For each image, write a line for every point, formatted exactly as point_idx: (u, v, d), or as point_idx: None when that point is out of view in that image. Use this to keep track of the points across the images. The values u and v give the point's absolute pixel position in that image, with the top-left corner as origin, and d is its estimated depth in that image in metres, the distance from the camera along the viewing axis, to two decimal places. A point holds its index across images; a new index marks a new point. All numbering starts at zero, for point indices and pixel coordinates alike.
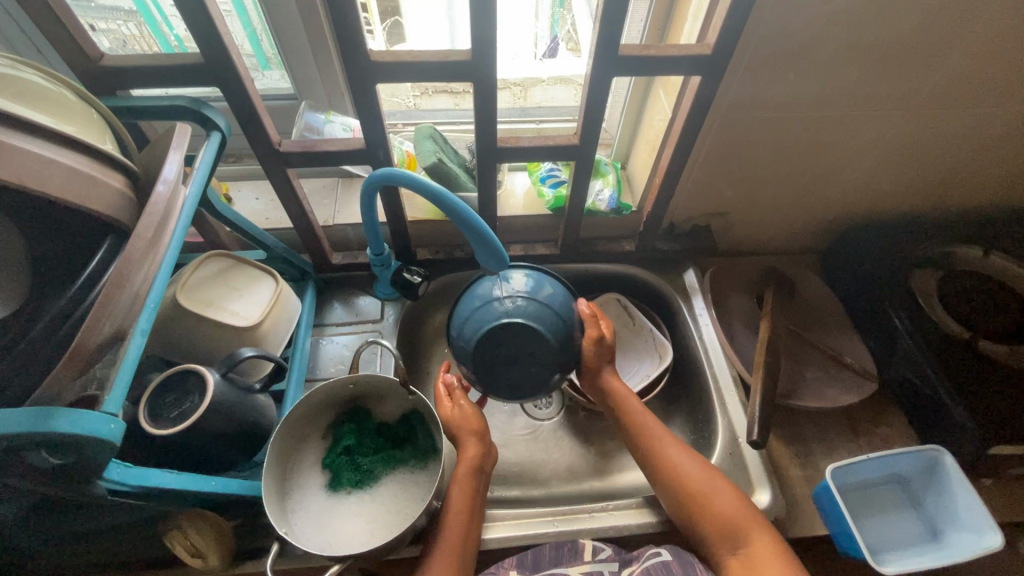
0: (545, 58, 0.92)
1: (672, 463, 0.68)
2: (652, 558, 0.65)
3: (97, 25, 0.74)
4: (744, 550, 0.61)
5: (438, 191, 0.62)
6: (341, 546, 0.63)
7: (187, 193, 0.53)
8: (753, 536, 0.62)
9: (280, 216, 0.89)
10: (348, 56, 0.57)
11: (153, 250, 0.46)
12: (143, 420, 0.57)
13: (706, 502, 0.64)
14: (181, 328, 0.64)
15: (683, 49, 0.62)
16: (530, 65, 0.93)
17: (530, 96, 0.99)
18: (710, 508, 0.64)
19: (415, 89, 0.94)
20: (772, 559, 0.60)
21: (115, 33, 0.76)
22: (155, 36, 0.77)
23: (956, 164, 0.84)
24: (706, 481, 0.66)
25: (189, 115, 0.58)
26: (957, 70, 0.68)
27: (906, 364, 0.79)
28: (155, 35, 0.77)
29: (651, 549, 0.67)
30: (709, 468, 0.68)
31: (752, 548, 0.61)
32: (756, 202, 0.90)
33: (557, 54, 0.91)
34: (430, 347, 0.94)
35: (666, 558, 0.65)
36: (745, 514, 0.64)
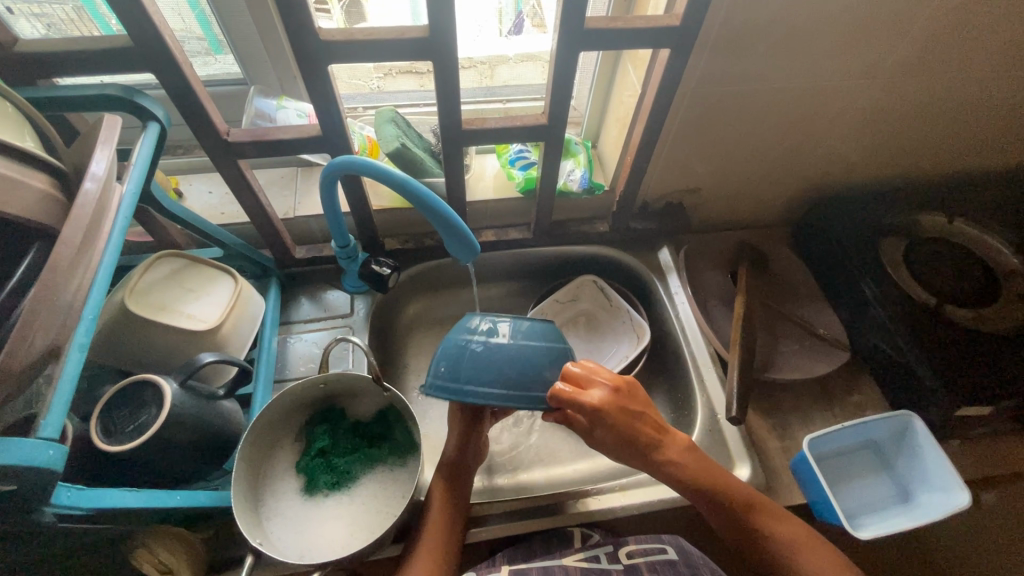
0: (510, 35, 0.87)
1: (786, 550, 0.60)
2: (657, 554, 0.65)
3: (27, 9, 0.67)
4: None
5: (402, 179, 0.59)
6: (320, 550, 0.62)
7: (124, 190, 0.48)
8: None
9: (236, 210, 0.84)
10: (296, 36, 0.53)
11: (86, 258, 0.42)
12: (96, 437, 0.53)
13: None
14: (133, 336, 0.60)
15: (651, 21, 0.60)
16: (495, 42, 0.88)
17: (496, 75, 0.94)
18: None
19: (378, 70, 0.88)
20: None
21: (49, 17, 0.69)
22: (95, 21, 0.71)
23: (922, 132, 0.84)
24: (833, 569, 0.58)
25: (122, 105, 0.53)
26: (924, 36, 0.68)
27: (878, 338, 0.81)
28: (95, 19, 0.70)
29: (656, 544, 0.66)
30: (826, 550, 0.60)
31: None
32: (728, 177, 0.89)
33: (522, 31, 0.87)
34: (405, 339, 0.91)
35: (672, 557, 0.65)
36: None
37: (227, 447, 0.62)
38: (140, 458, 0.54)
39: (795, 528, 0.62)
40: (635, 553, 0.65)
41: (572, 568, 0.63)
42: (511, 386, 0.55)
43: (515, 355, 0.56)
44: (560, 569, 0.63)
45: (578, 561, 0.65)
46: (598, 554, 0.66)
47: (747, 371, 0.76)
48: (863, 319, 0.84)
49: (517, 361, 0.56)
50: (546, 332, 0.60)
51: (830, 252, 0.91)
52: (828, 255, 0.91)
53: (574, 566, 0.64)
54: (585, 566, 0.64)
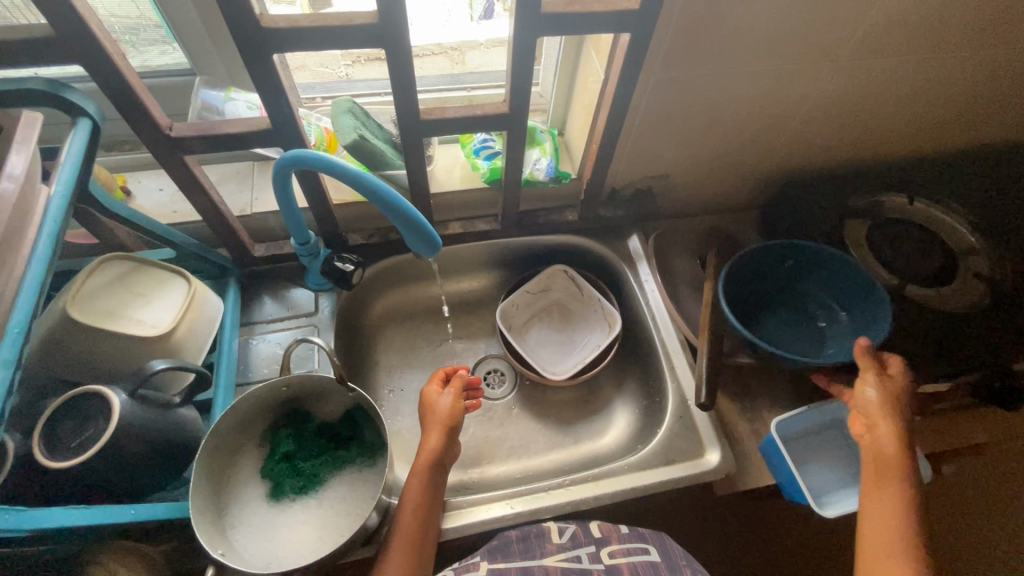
0: (481, 20, 0.84)
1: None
2: (640, 555, 0.67)
3: None
4: None
5: (356, 171, 0.57)
6: (289, 555, 0.60)
7: (51, 192, 0.45)
8: None
9: (188, 208, 0.80)
10: (231, 23, 0.49)
11: (5, 266, 0.39)
12: (38, 454, 0.50)
13: None
14: (75, 345, 0.57)
15: (609, 5, 0.58)
16: (466, 28, 0.85)
17: (466, 61, 0.92)
18: None
19: (347, 57, 0.84)
20: None
21: None
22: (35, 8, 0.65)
23: (885, 114, 0.85)
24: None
25: (46, 100, 0.49)
26: (883, 18, 0.67)
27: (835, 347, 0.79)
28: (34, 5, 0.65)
29: (639, 544, 0.69)
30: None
31: None
32: (694, 163, 0.89)
33: (494, 16, 0.84)
34: (373, 335, 0.89)
35: (655, 558, 0.67)
36: None
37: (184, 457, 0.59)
38: (89, 474, 0.51)
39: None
40: (617, 554, 0.67)
41: (552, 570, 0.65)
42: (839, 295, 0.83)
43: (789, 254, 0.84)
44: (540, 570, 0.65)
45: (558, 561, 0.66)
46: (580, 555, 0.67)
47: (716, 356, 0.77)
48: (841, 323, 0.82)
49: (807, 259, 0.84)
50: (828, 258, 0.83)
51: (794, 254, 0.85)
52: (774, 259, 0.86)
53: (554, 567, 0.65)
54: (565, 566, 0.66)
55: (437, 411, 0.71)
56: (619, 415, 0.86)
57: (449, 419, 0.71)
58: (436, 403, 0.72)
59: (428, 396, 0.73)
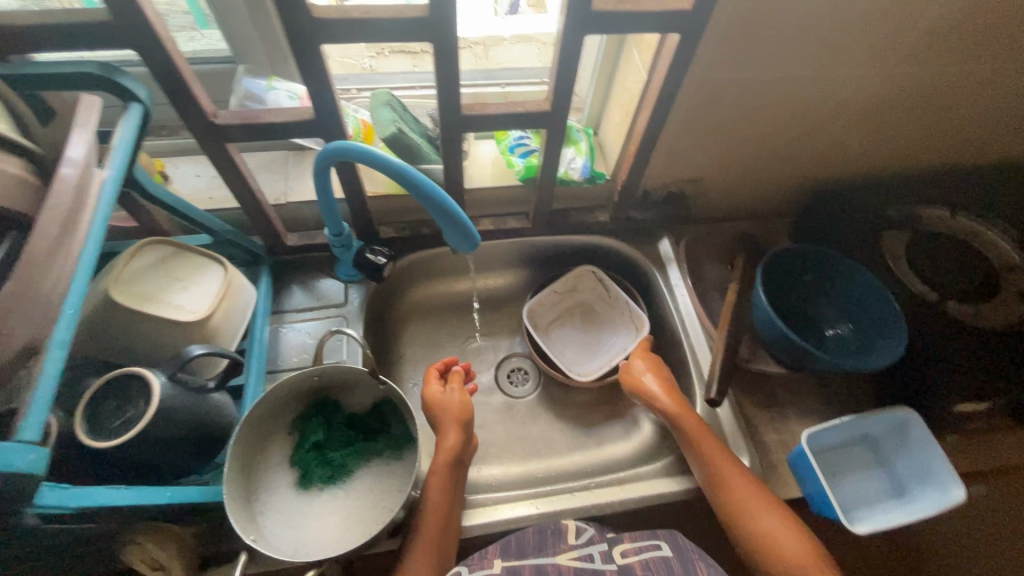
0: (506, 15, 0.82)
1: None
2: (651, 551, 0.63)
3: None
4: None
5: (399, 166, 0.57)
6: (316, 545, 0.61)
7: (105, 175, 0.45)
8: None
9: (224, 195, 0.81)
10: (284, 12, 0.49)
11: (66, 247, 0.39)
12: (80, 433, 0.51)
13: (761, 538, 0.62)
14: (117, 327, 0.58)
15: (660, 3, 0.57)
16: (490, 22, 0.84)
17: (492, 57, 0.92)
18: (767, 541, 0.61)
19: (370, 49, 0.84)
20: None
21: None
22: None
23: (930, 123, 0.82)
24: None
25: (101, 84, 0.50)
26: (937, 26, 0.66)
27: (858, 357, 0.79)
28: None
29: (650, 540, 0.65)
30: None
31: None
32: (730, 168, 0.87)
33: (518, 11, 0.82)
34: (399, 328, 0.89)
35: (667, 553, 0.63)
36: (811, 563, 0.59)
37: (213, 441, 0.60)
38: (127, 455, 0.52)
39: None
40: (629, 552, 0.64)
41: (566, 568, 0.61)
42: (860, 305, 0.82)
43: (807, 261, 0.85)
44: (553, 569, 0.61)
45: (572, 559, 0.62)
46: (592, 553, 0.63)
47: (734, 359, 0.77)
48: (865, 332, 0.81)
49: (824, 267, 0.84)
50: (844, 268, 0.83)
51: (816, 265, 0.85)
52: (800, 263, 0.85)
53: (567, 566, 0.61)
54: (579, 565, 0.62)
55: (455, 409, 0.71)
56: (643, 420, 0.86)
57: (460, 414, 0.71)
58: (449, 398, 0.73)
59: (431, 396, 0.73)
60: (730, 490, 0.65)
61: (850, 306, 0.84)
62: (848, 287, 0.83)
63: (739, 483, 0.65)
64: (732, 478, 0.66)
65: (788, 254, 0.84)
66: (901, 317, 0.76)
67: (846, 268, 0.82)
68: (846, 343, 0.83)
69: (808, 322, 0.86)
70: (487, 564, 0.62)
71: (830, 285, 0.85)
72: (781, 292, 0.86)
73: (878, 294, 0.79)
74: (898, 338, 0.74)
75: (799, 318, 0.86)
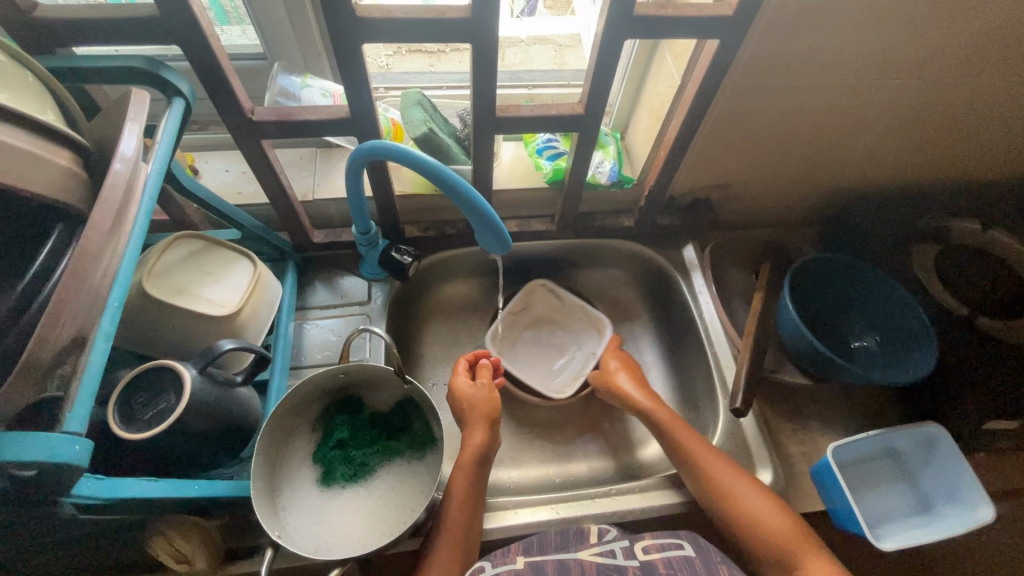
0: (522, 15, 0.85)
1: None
2: (674, 548, 0.61)
3: None
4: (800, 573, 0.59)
5: (436, 166, 0.57)
6: (339, 543, 0.61)
7: (149, 169, 0.46)
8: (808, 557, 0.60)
9: (253, 190, 0.81)
10: (329, 11, 0.50)
11: (115, 240, 0.40)
12: (113, 423, 0.51)
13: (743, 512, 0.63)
14: (150, 319, 0.58)
15: (701, 9, 0.57)
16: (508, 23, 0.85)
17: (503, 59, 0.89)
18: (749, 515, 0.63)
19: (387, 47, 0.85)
20: None
21: None
22: None
23: (966, 136, 0.81)
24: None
25: (146, 78, 0.50)
26: (981, 37, 0.65)
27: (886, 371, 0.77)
28: None
29: (673, 539, 0.63)
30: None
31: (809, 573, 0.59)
32: (758, 176, 0.87)
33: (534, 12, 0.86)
34: (421, 327, 0.89)
35: (689, 552, 0.61)
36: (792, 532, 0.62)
37: (240, 436, 0.60)
38: (159, 447, 0.52)
39: (826, 560, 0.60)
40: (651, 549, 0.62)
41: (589, 565, 0.60)
42: (887, 318, 0.81)
43: (835, 273, 0.84)
44: (576, 566, 0.60)
45: (593, 556, 0.61)
46: (613, 549, 0.62)
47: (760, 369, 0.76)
48: (893, 346, 0.80)
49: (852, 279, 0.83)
50: (872, 280, 0.81)
51: (844, 276, 0.84)
52: (828, 274, 0.84)
53: (589, 563, 0.60)
54: (601, 562, 0.60)
55: (486, 406, 0.72)
56: None
57: (489, 410, 0.72)
58: (480, 391, 0.73)
59: (460, 388, 0.73)
60: (714, 477, 0.66)
61: (878, 319, 0.83)
62: (876, 300, 0.82)
63: (722, 469, 0.66)
64: (713, 464, 0.67)
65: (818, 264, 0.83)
66: (930, 328, 0.75)
67: (874, 280, 0.81)
68: (872, 356, 0.81)
69: (833, 333, 0.85)
70: (509, 560, 0.61)
71: (857, 297, 0.84)
72: (807, 303, 0.85)
73: (906, 307, 0.78)
74: (928, 354, 0.74)
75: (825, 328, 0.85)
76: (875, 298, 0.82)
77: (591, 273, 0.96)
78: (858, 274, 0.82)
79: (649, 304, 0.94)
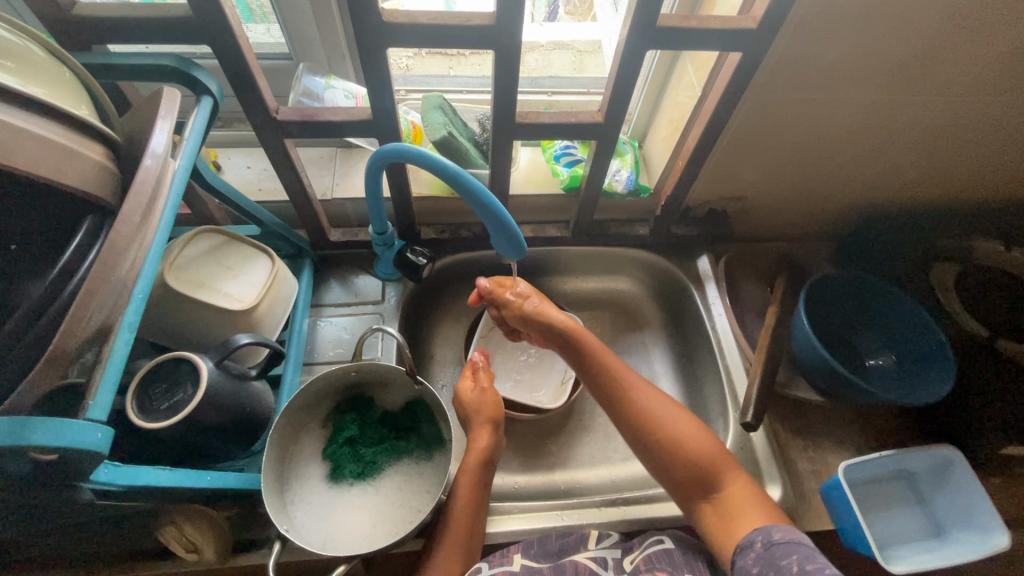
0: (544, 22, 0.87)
1: (728, 498, 0.59)
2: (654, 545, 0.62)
3: None
4: (719, 495, 0.59)
5: (453, 170, 0.57)
6: (344, 540, 0.61)
7: (177, 166, 0.47)
8: (728, 478, 0.60)
9: (274, 187, 0.83)
10: (356, 16, 0.50)
11: (142, 234, 0.41)
12: (131, 412, 0.52)
13: (662, 427, 0.63)
14: (170, 310, 0.60)
15: (725, 21, 0.57)
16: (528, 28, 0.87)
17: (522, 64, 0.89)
18: (669, 431, 0.63)
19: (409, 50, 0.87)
20: (748, 501, 0.58)
21: None
22: None
23: (992, 154, 0.80)
24: (762, 521, 0.56)
25: (177, 77, 0.51)
26: (1011, 56, 0.63)
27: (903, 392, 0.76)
28: None
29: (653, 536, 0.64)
30: (771, 511, 0.57)
31: (730, 493, 0.59)
32: (776, 188, 0.86)
33: (556, 18, 0.87)
34: (433, 328, 0.90)
35: (669, 546, 0.61)
36: (712, 451, 0.62)
37: (252, 429, 0.61)
38: (173, 436, 0.53)
39: (745, 482, 0.60)
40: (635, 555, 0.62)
41: (584, 568, 0.61)
42: (902, 336, 0.80)
43: (852, 289, 0.82)
44: (571, 568, 0.61)
45: (587, 559, 0.63)
46: (606, 558, 0.63)
47: (772, 383, 0.75)
48: (909, 365, 0.79)
49: (870, 295, 0.82)
50: (890, 297, 0.80)
51: (860, 293, 0.83)
52: (845, 291, 0.83)
53: (584, 566, 0.61)
54: (593, 566, 0.62)
55: (490, 412, 0.71)
56: None
57: (492, 413, 0.71)
58: (488, 397, 0.73)
59: (463, 396, 0.73)
60: (634, 400, 0.65)
61: (895, 337, 0.81)
62: (893, 317, 0.81)
63: (647, 397, 0.65)
64: (637, 393, 0.66)
65: (836, 280, 0.82)
66: (947, 348, 0.74)
67: (893, 297, 0.80)
68: (886, 374, 0.80)
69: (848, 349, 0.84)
70: (507, 561, 0.63)
71: (874, 314, 0.83)
72: (822, 317, 0.84)
73: (924, 325, 0.77)
74: (945, 375, 0.73)
75: (839, 346, 0.84)
76: (892, 315, 0.81)
77: (602, 281, 0.96)
78: (876, 290, 0.81)
79: (660, 314, 0.94)
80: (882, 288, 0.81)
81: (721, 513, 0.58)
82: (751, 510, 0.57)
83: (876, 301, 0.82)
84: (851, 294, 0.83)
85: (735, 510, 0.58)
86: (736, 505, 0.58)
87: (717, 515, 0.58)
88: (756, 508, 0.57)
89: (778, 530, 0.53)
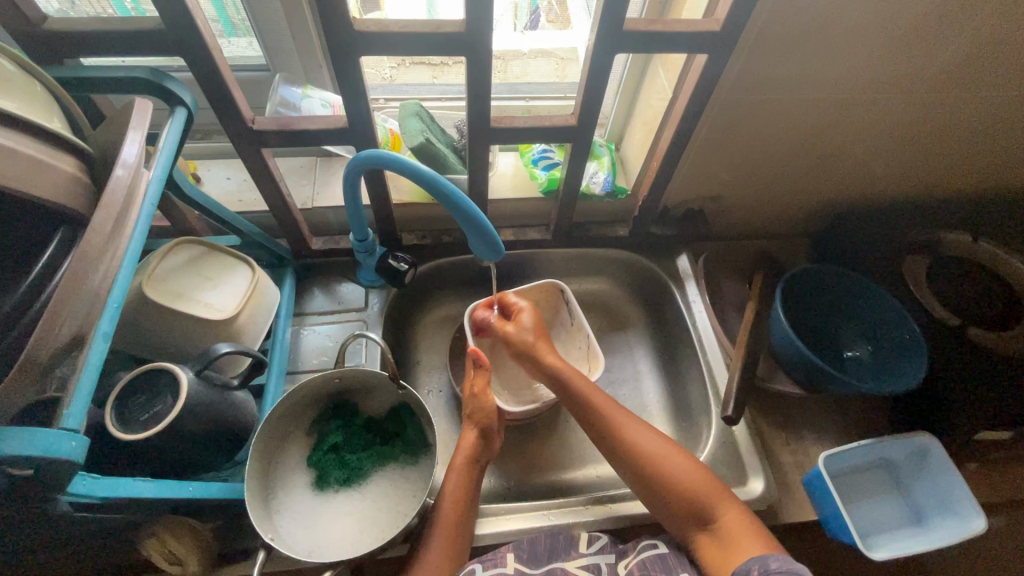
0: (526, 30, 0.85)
1: (724, 528, 0.60)
2: (648, 550, 0.64)
3: None
4: (714, 526, 0.61)
5: (431, 175, 0.58)
6: (329, 548, 0.61)
7: (152, 176, 0.48)
8: (722, 510, 0.62)
9: (254, 197, 0.83)
10: (326, 25, 0.51)
11: (115, 244, 0.41)
12: (110, 424, 0.52)
13: (656, 466, 0.65)
14: (148, 322, 0.59)
15: (689, 25, 0.58)
16: (510, 36, 0.86)
17: (510, 70, 0.93)
18: (658, 466, 0.65)
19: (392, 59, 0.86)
20: (744, 532, 0.59)
21: None
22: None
23: (955, 148, 0.82)
24: (757, 549, 0.57)
25: (149, 88, 0.52)
26: (965, 53, 0.66)
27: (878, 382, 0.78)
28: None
29: (647, 541, 0.65)
30: (765, 537, 0.59)
31: (724, 522, 0.61)
32: (750, 187, 0.88)
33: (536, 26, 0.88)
34: (418, 334, 0.90)
35: (663, 551, 0.63)
36: (705, 482, 0.63)
37: (235, 437, 0.61)
38: (154, 447, 0.53)
39: (738, 509, 0.61)
40: (628, 560, 0.63)
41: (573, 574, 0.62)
42: (876, 326, 0.82)
43: (825, 281, 0.84)
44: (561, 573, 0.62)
45: (578, 567, 0.63)
46: (599, 564, 0.63)
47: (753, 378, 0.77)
48: (884, 355, 0.81)
49: (841, 286, 0.84)
50: (863, 289, 0.82)
51: (835, 287, 0.85)
52: (818, 285, 0.85)
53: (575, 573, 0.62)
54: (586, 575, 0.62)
55: (486, 418, 0.71)
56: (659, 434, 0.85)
57: (483, 417, 0.71)
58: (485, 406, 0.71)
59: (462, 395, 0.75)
60: (624, 436, 0.68)
61: (870, 329, 0.83)
62: (867, 308, 0.83)
63: (636, 432, 0.68)
64: (629, 430, 0.68)
65: (810, 273, 0.83)
66: (920, 338, 0.75)
67: (864, 288, 0.82)
68: (864, 365, 0.82)
69: (825, 342, 0.85)
70: (499, 561, 0.63)
71: (850, 305, 0.85)
72: (799, 310, 0.86)
73: (897, 316, 0.79)
74: (919, 364, 0.74)
75: (817, 338, 0.85)
76: (866, 308, 0.83)
77: (584, 282, 0.98)
78: (849, 282, 0.83)
79: (643, 313, 0.95)
80: (852, 281, 0.83)
81: (718, 543, 0.60)
82: (747, 542, 0.58)
83: (851, 290, 0.84)
84: (822, 287, 0.85)
85: (731, 542, 0.59)
86: (732, 536, 0.60)
87: (714, 545, 0.60)
88: (750, 539, 0.59)
89: (773, 558, 0.55)
